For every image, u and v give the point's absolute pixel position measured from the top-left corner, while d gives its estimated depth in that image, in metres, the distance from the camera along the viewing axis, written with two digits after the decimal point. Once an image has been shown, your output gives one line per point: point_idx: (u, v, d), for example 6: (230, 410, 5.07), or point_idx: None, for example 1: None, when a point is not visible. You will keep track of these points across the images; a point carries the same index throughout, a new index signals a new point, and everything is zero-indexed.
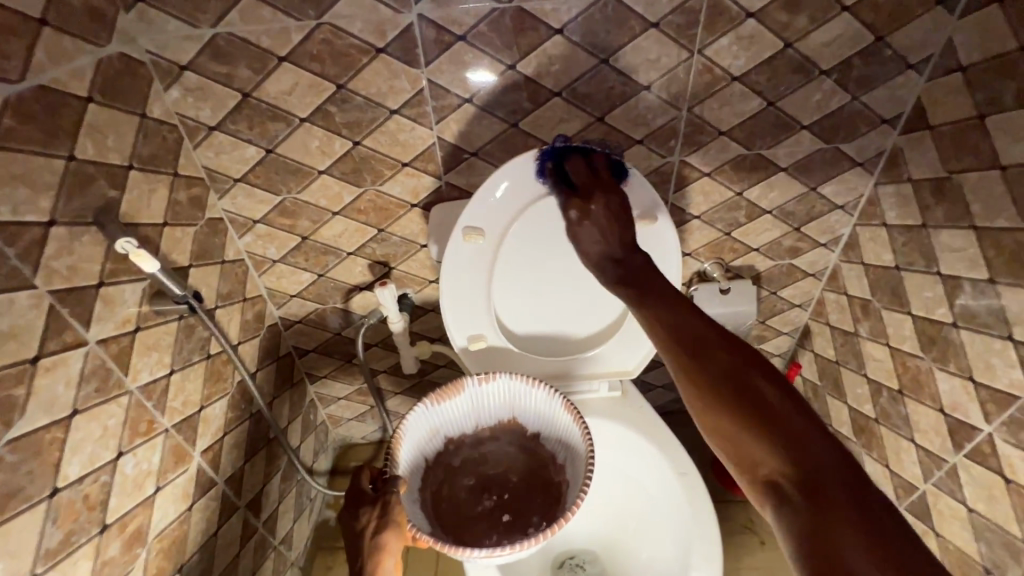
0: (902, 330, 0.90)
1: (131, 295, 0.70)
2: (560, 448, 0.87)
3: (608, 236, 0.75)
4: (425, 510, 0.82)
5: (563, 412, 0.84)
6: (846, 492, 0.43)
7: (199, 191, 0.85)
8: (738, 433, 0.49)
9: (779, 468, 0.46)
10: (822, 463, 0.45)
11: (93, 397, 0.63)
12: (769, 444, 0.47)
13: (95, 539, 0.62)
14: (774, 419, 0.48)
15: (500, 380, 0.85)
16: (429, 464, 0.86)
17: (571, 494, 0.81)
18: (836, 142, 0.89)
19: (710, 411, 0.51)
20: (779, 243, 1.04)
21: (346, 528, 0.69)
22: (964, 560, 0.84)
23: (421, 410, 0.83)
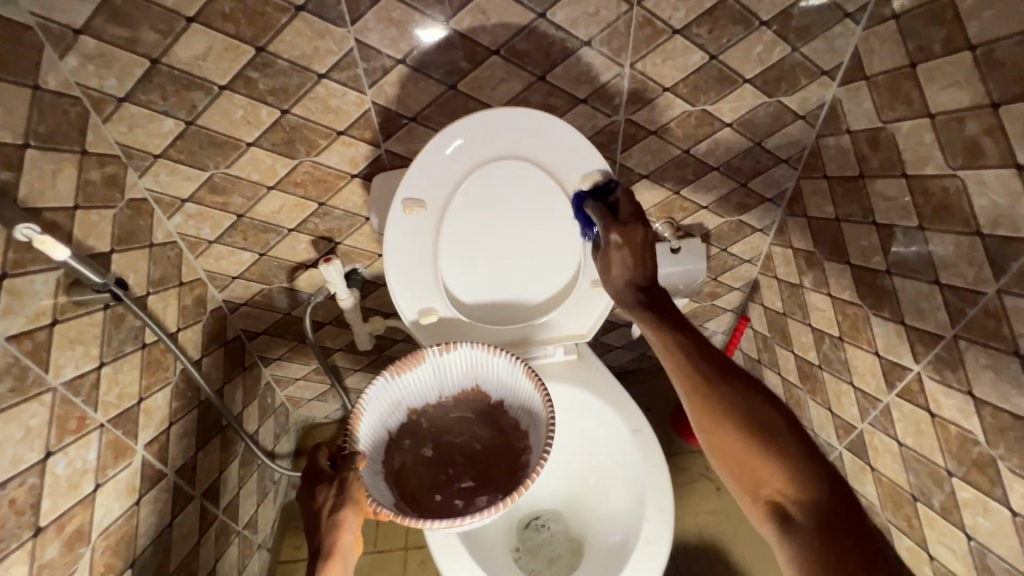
0: (842, 279, 0.93)
1: (43, 286, 0.64)
2: (522, 415, 0.88)
3: (636, 264, 0.70)
4: (388, 482, 0.82)
5: (526, 378, 0.84)
6: (853, 534, 0.48)
7: (115, 170, 0.78)
8: (749, 455, 0.55)
9: (782, 492, 0.52)
10: (830, 499, 0.50)
11: (9, 397, 0.59)
12: (774, 467, 0.53)
13: (29, 544, 0.59)
14: (785, 451, 0.54)
15: (461, 350, 0.84)
16: (390, 436, 0.86)
17: (534, 458, 0.82)
18: (778, 96, 0.89)
19: (722, 437, 0.57)
20: (727, 200, 1.05)
21: (303, 506, 0.67)
22: (896, 490, 0.87)
23: (382, 382, 0.82)
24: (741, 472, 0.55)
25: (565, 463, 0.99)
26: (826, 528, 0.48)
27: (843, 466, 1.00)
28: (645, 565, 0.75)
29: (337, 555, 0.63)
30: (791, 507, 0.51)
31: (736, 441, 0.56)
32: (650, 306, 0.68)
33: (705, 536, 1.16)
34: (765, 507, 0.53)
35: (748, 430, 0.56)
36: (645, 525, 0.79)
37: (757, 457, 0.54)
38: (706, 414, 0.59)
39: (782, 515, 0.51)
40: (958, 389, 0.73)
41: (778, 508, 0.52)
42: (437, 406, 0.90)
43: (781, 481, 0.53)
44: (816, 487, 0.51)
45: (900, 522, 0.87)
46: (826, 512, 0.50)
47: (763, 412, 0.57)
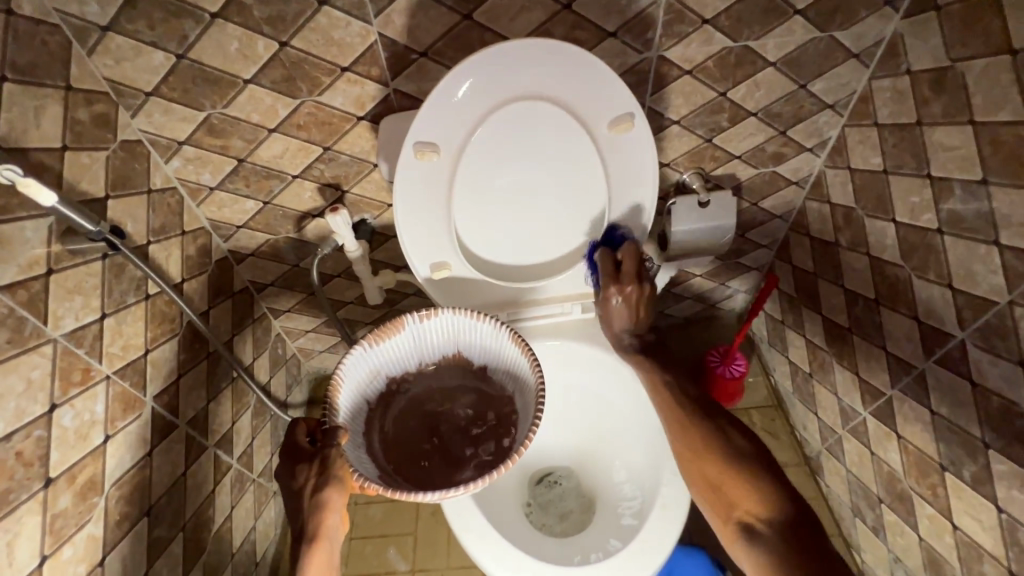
0: (883, 238, 0.86)
1: (34, 233, 0.61)
2: (509, 379, 0.85)
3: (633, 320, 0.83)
4: (372, 453, 0.79)
5: (512, 344, 0.81)
6: (804, 539, 0.60)
7: (104, 109, 0.73)
8: (723, 478, 0.69)
9: (749, 507, 0.65)
10: (787, 514, 0.63)
11: (7, 349, 0.57)
12: (743, 488, 0.67)
13: (40, 494, 0.59)
14: (751, 474, 0.67)
15: (442, 316, 0.81)
16: (370, 406, 0.83)
17: (522, 425, 0.80)
18: (831, 30, 0.79)
19: (704, 465, 0.71)
20: (762, 149, 0.97)
21: (285, 485, 0.68)
22: (920, 459, 0.85)
23: (360, 352, 0.79)
24: (714, 494, 0.69)
25: (579, 420, 0.98)
26: (789, 539, 0.61)
27: (867, 431, 0.97)
28: (660, 530, 0.74)
29: (322, 538, 0.65)
30: (755, 522, 0.64)
31: (713, 468, 0.70)
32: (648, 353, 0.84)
33: None
34: (735, 523, 0.66)
35: (721, 459, 0.70)
36: (661, 490, 0.77)
37: (728, 482, 0.68)
38: (693, 451, 0.73)
39: (749, 529, 0.64)
40: (1006, 359, 0.68)
41: (746, 525, 0.65)
42: (423, 371, 0.87)
43: (748, 499, 0.66)
44: (778, 505, 0.64)
45: (924, 490, 0.85)
46: (784, 524, 0.62)
47: (738, 445, 0.71)
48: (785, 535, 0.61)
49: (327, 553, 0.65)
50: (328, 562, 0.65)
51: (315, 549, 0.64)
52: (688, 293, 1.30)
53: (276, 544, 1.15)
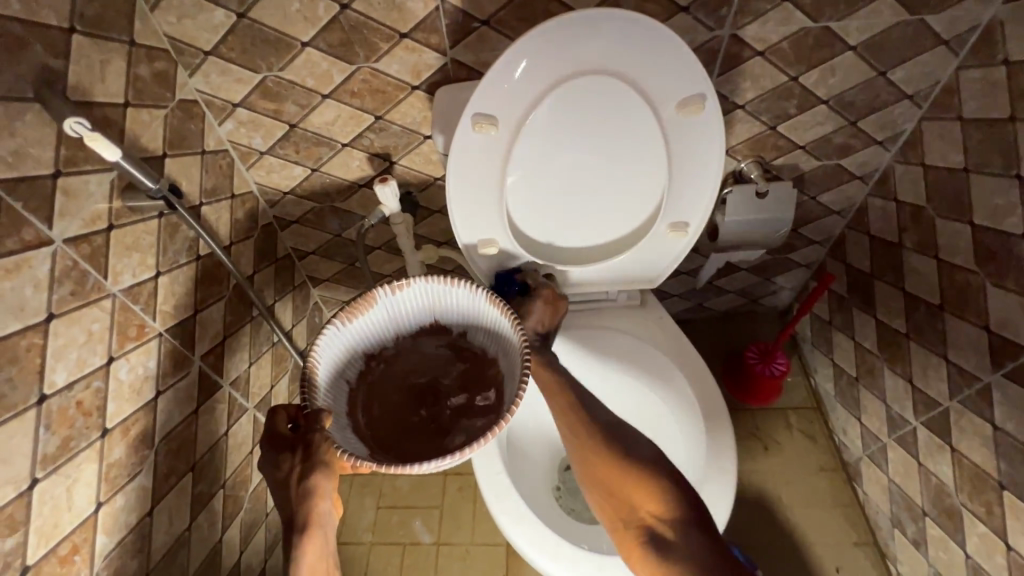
0: (956, 241, 0.81)
1: (97, 187, 0.61)
2: (492, 342, 0.82)
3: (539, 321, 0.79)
4: (360, 433, 0.74)
5: (489, 303, 0.78)
6: (709, 541, 0.63)
7: (165, 66, 0.73)
8: (633, 485, 0.68)
9: (654, 515, 0.66)
10: (689, 518, 0.65)
11: (70, 301, 0.57)
12: (654, 495, 0.67)
13: (97, 444, 0.60)
14: (654, 482, 0.67)
15: (415, 285, 0.78)
16: (352, 387, 0.78)
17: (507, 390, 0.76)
18: (923, 13, 0.73)
19: (611, 473, 0.69)
20: (828, 140, 0.92)
21: (269, 477, 0.64)
22: (976, 476, 0.81)
23: (334, 330, 0.74)
24: (612, 498, 0.69)
25: None
26: (693, 542, 0.63)
27: (916, 441, 0.93)
28: None
29: (314, 527, 0.62)
30: (659, 526, 0.66)
31: (620, 476, 0.68)
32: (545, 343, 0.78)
33: (750, 491, 1.14)
34: (638, 529, 0.66)
35: (619, 466, 0.68)
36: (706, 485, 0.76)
37: (633, 489, 0.67)
38: (598, 462, 0.69)
39: (654, 537, 0.65)
40: None
41: (648, 529, 0.66)
42: (405, 349, 0.83)
43: (653, 506, 0.66)
44: (681, 511, 0.66)
45: (977, 507, 0.81)
46: (687, 530, 0.65)
47: (645, 453, 0.70)
48: (685, 535, 0.64)
49: (321, 539, 0.63)
50: (323, 549, 0.63)
51: (308, 539, 0.61)
52: (731, 286, 1.26)
53: None
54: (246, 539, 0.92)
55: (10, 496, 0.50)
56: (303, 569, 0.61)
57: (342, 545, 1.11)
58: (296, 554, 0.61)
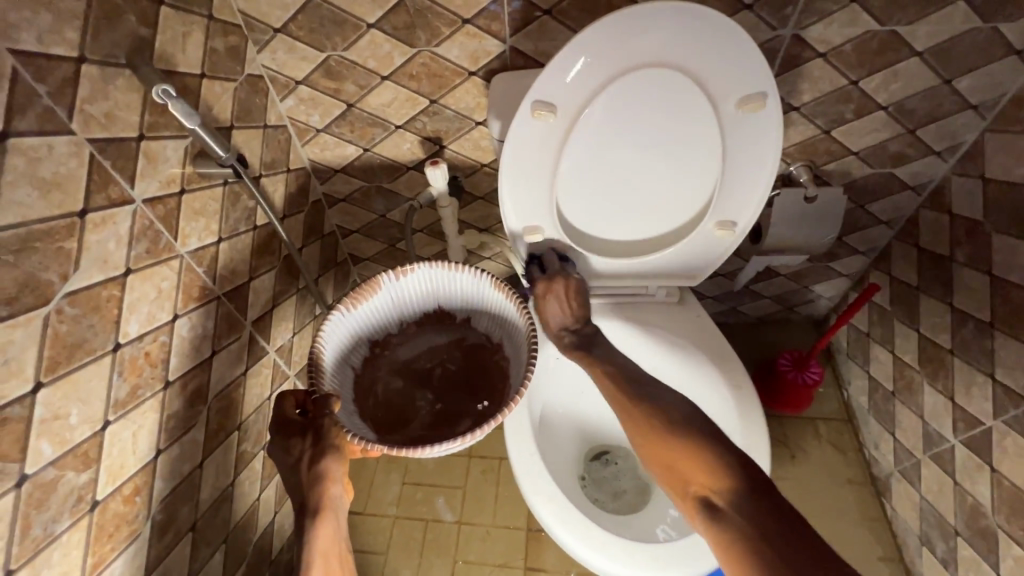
0: (1013, 257, 0.79)
1: (173, 153, 0.65)
2: (494, 327, 0.84)
3: (568, 312, 0.82)
4: (366, 418, 0.77)
5: (492, 289, 0.80)
6: (763, 503, 0.58)
7: (237, 41, 0.75)
8: (683, 456, 0.64)
9: (707, 484, 0.62)
10: (741, 483, 0.60)
11: (145, 258, 0.61)
12: (703, 463, 0.63)
13: (160, 394, 0.64)
14: (702, 450, 0.64)
15: (419, 272, 0.80)
16: (357, 372, 0.80)
17: (515, 375, 0.78)
18: (997, 20, 0.71)
19: (659, 446, 0.66)
20: (883, 148, 0.90)
21: (279, 462, 0.65)
22: (1016, 497, 0.79)
23: (341, 316, 0.76)
24: (670, 471, 0.65)
25: None
26: (749, 505, 0.58)
27: (953, 460, 0.92)
28: None
29: (326, 510, 0.61)
30: (712, 494, 0.61)
31: (667, 449, 0.66)
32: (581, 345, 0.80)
33: None
34: (693, 499, 0.62)
35: (668, 436, 0.66)
36: None
37: (683, 459, 0.64)
38: (647, 435, 0.68)
39: (709, 504, 0.60)
40: None
41: (704, 498, 0.61)
42: (408, 333, 0.86)
43: (705, 476, 0.62)
44: (732, 477, 0.61)
45: (1014, 529, 0.80)
46: (742, 494, 0.59)
47: (692, 423, 0.67)
48: (738, 500, 0.59)
49: (333, 526, 0.62)
50: (336, 535, 0.61)
51: (320, 522, 0.60)
52: (767, 291, 1.24)
53: None
54: (281, 500, 0.96)
55: (85, 434, 0.54)
56: (314, 555, 0.59)
57: (367, 517, 1.14)
58: (307, 541, 0.60)
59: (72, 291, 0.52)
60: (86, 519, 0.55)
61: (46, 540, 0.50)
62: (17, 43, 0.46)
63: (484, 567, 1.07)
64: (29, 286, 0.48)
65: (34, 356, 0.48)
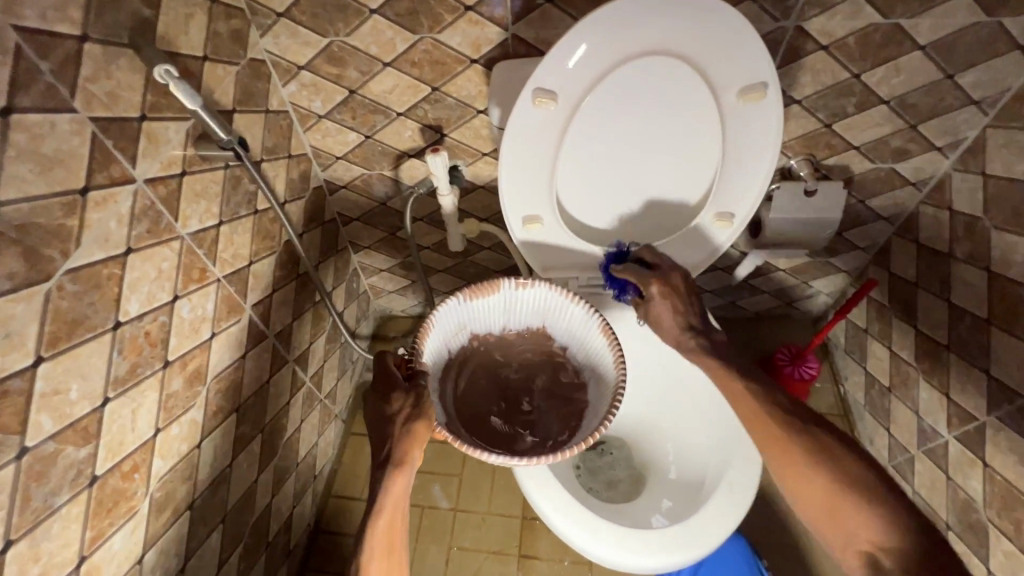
0: (1011, 254, 0.79)
1: (175, 134, 0.65)
2: (588, 368, 0.84)
3: (686, 308, 0.79)
4: (443, 401, 0.79)
5: (600, 332, 0.80)
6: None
7: (240, 25, 0.76)
8: (842, 506, 0.58)
9: (876, 542, 0.54)
10: (921, 550, 0.52)
11: (146, 238, 0.61)
12: (871, 520, 0.55)
13: (159, 373, 0.64)
14: (872, 503, 0.56)
15: (536, 289, 0.81)
16: (450, 358, 0.83)
17: (596, 413, 0.78)
18: (1000, 15, 0.71)
19: (812, 488, 0.60)
20: (884, 143, 0.90)
21: (375, 409, 0.68)
22: (1008, 492, 0.80)
23: (454, 302, 0.80)
24: (830, 521, 0.58)
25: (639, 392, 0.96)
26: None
27: (947, 455, 0.92)
28: (725, 509, 0.74)
29: (407, 465, 0.63)
30: (882, 555, 0.54)
31: (823, 493, 0.59)
32: (718, 356, 0.75)
33: (767, 491, 1.15)
34: (858, 557, 0.55)
35: (828, 481, 0.59)
36: (729, 471, 0.77)
37: (844, 509, 0.57)
38: (800, 477, 0.62)
39: (875, 565, 0.54)
40: None
41: (871, 558, 0.54)
42: (504, 341, 0.87)
43: (872, 532, 0.55)
44: (909, 541, 0.53)
45: (1005, 524, 0.80)
46: (920, 563, 0.51)
47: (856, 468, 0.59)
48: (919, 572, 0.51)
49: (403, 484, 0.64)
50: (403, 492, 0.64)
51: (398, 476, 0.63)
52: (766, 286, 1.25)
53: (333, 462, 1.22)
54: (278, 484, 0.97)
55: (86, 410, 0.55)
56: (384, 502, 0.62)
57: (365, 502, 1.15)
58: (383, 487, 0.63)
59: (72, 268, 0.52)
60: (86, 494, 0.55)
61: (46, 512, 0.51)
62: (21, 19, 0.46)
63: (478, 554, 1.08)
64: (30, 261, 0.48)
65: (35, 331, 0.49)
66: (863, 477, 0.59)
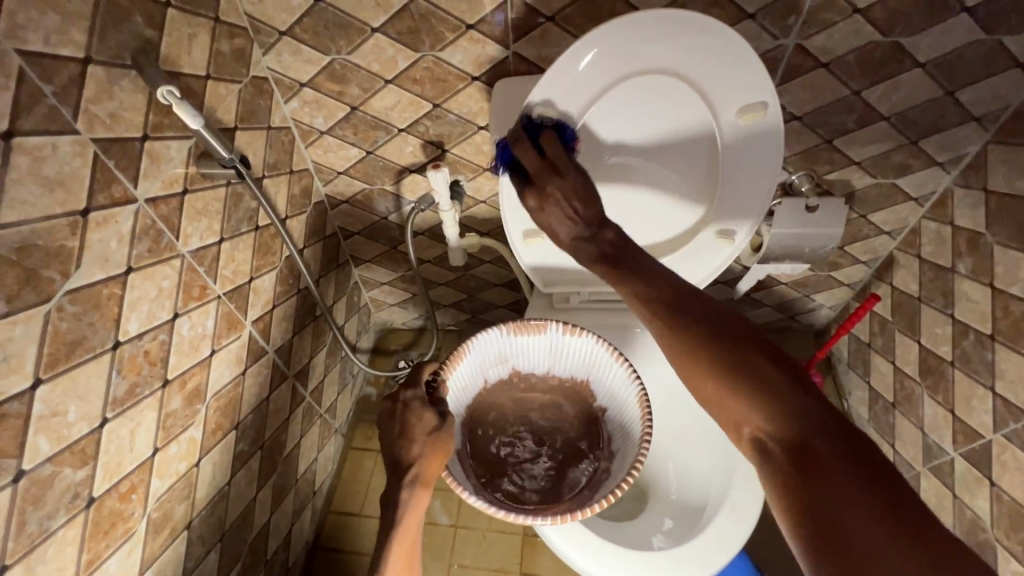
0: (1015, 271, 0.79)
1: (177, 153, 0.65)
2: (617, 434, 0.79)
3: (579, 211, 0.64)
4: (462, 427, 0.80)
5: (636, 401, 0.76)
6: (839, 459, 0.43)
7: (242, 43, 0.76)
8: (724, 393, 0.51)
9: (760, 426, 0.48)
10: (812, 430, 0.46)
11: (146, 257, 0.61)
12: (753, 404, 0.49)
13: (159, 392, 0.64)
14: (766, 383, 0.49)
15: (583, 340, 0.79)
16: (484, 386, 0.83)
17: (608, 477, 0.75)
18: (1000, 34, 0.71)
19: (699, 377, 0.53)
20: (885, 158, 0.90)
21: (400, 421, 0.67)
22: (1015, 512, 0.79)
23: (496, 332, 0.80)
24: (716, 408, 0.52)
25: None
26: (805, 457, 0.44)
27: (953, 473, 0.91)
28: (725, 531, 0.74)
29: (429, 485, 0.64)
30: (768, 438, 0.48)
31: (709, 384, 0.52)
32: (611, 260, 0.62)
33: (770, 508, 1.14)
34: (748, 442, 0.49)
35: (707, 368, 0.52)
36: (730, 492, 0.76)
37: (730, 397, 0.50)
38: (680, 362, 0.54)
39: (761, 449, 0.48)
40: None
41: (758, 442, 0.48)
42: (538, 385, 0.85)
43: (757, 415, 0.49)
44: (793, 421, 0.47)
45: (1013, 544, 0.79)
46: (807, 444, 0.45)
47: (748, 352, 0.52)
48: (808, 453, 0.45)
49: (421, 505, 0.64)
50: (418, 514, 0.63)
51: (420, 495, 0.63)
52: (768, 300, 1.25)
53: (333, 477, 1.21)
54: (277, 501, 0.96)
55: (84, 431, 0.54)
56: (401, 522, 0.62)
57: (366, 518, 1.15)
58: (405, 505, 0.62)
59: (72, 289, 0.52)
60: (82, 516, 0.55)
61: (41, 536, 0.50)
62: (24, 43, 0.47)
63: (479, 572, 1.07)
64: (29, 282, 0.48)
65: (33, 352, 0.49)
66: (766, 368, 0.50)
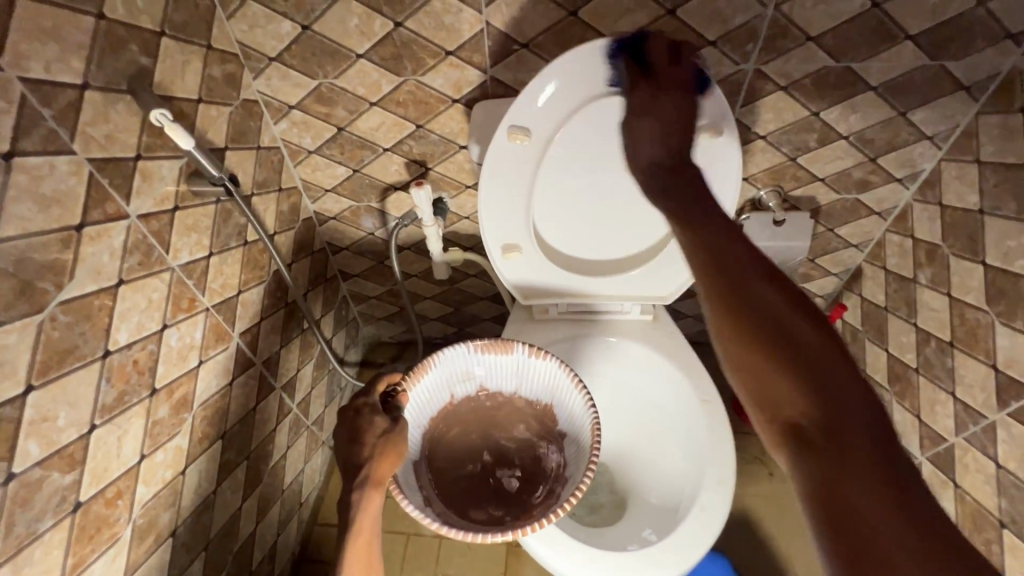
0: (968, 280, 0.83)
1: (169, 171, 0.69)
2: (571, 455, 0.81)
3: None
4: (424, 437, 0.84)
5: (589, 427, 0.78)
6: (880, 461, 0.39)
7: (233, 68, 0.80)
8: (770, 369, 0.45)
9: (804, 410, 0.42)
10: (858, 421, 0.40)
11: (137, 270, 0.64)
12: (798, 384, 0.43)
13: (146, 401, 0.66)
14: (812, 366, 0.44)
15: (546, 363, 0.82)
16: (452, 400, 0.86)
17: (557, 499, 0.76)
18: (942, 59, 0.76)
19: (747, 349, 0.47)
20: (848, 174, 0.95)
21: (353, 425, 0.68)
22: (977, 512, 0.83)
23: (463, 349, 0.83)
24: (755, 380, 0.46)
25: (618, 414, 0.98)
26: (849, 452, 0.39)
27: (921, 477, 0.95)
28: (696, 531, 0.76)
29: (382, 487, 0.65)
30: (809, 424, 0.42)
31: (756, 354, 0.46)
32: (678, 211, 0.58)
33: (749, 515, 1.17)
34: (784, 425, 0.43)
35: (761, 341, 0.46)
36: (701, 493, 0.79)
37: (776, 374, 0.44)
38: (734, 333, 0.48)
39: (797, 436, 0.42)
40: None
41: (797, 427, 0.42)
42: (501, 403, 0.88)
43: (801, 399, 0.43)
44: (844, 410, 0.41)
45: (977, 544, 0.83)
46: (851, 437, 0.40)
47: (798, 327, 0.46)
48: (853, 445, 0.39)
49: (375, 506, 0.65)
50: (373, 515, 0.65)
51: (375, 496, 0.64)
52: None
53: (320, 489, 1.22)
54: (263, 511, 0.97)
55: (72, 436, 0.56)
56: (355, 523, 0.63)
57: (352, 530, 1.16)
58: (359, 506, 0.64)
59: (65, 300, 0.55)
60: (69, 520, 0.57)
61: (28, 538, 0.52)
62: (26, 71, 0.50)
63: None
64: (25, 293, 0.51)
65: (26, 360, 0.51)
66: (816, 346, 0.45)
